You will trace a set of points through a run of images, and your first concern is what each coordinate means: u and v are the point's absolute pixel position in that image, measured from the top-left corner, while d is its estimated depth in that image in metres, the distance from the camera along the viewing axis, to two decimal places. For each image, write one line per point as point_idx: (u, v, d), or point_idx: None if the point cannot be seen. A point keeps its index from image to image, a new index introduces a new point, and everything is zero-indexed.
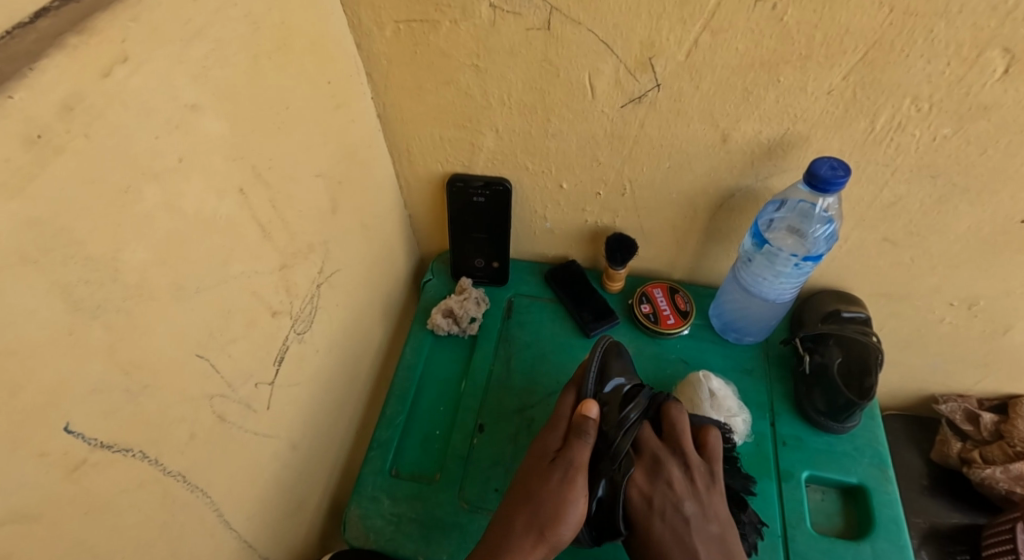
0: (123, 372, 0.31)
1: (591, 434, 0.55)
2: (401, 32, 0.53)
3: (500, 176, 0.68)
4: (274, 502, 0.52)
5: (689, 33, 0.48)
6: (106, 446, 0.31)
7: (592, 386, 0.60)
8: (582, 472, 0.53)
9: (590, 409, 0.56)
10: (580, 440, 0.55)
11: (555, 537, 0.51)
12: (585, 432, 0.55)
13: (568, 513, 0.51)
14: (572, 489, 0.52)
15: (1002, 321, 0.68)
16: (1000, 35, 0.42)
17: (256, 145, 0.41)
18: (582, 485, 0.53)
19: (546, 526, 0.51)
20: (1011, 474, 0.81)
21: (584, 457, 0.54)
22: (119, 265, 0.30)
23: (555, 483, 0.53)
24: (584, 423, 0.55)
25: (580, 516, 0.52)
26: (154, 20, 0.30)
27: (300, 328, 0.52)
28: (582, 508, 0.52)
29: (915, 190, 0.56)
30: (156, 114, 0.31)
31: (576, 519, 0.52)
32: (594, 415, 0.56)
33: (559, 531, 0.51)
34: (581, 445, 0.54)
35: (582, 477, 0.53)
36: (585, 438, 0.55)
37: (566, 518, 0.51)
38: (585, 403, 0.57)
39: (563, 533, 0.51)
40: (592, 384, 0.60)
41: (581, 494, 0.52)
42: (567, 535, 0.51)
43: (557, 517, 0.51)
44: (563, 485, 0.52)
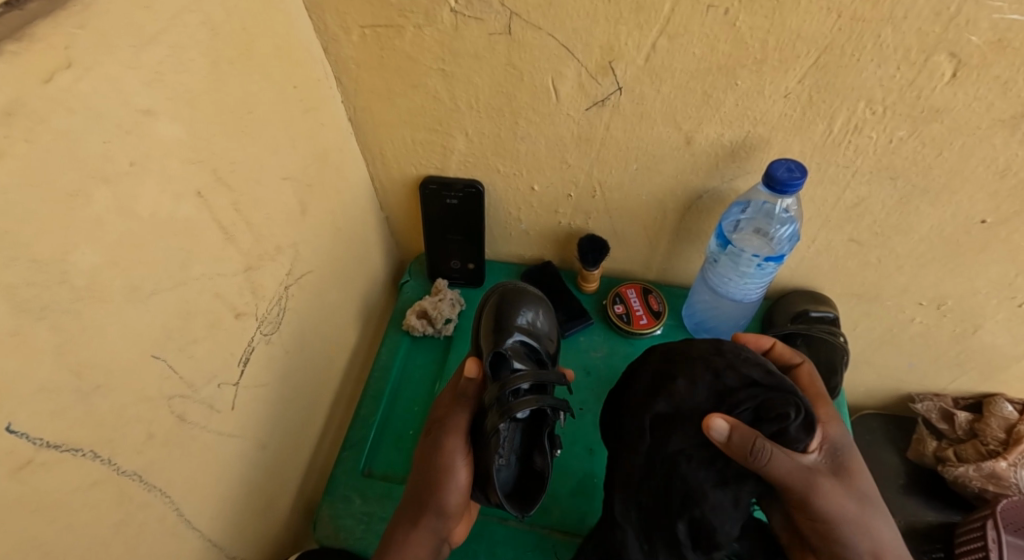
0: (74, 373, 0.32)
1: (471, 399, 0.56)
2: (368, 37, 0.54)
3: (472, 179, 0.68)
4: (241, 501, 0.52)
5: (646, 38, 0.49)
6: (54, 446, 0.31)
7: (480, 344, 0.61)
8: (456, 436, 0.53)
9: (469, 371, 0.56)
10: (459, 403, 0.56)
11: (438, 505, 0.52)
12: (463, 396, 0.56)
13: (447, 482, 0.52)
14: (444, 454, 0.53)
15: (972, 320, 0.69)
16: (946, 40, 0.43)
17: (217, 148, 0.42)
18: (456, 450, 0.53)
19: (425, 497, 0.52)
20: (984, 472, 0.81)
21: (456, 420, 0.54)
22: (67, 266, 0.30)
23: (431, 452, 0.54)
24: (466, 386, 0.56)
25: (462, 482, 0.53)
26: (103, 27, 0.31)
27: (268, 329, 0.53)
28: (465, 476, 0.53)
29: (876, 192, 0.57)
30: (105, 119, 0.32)
31: (460, 486, 0.52)
32: (474, 373, 0.56)
33: (441, 499, 0.52)
34: (457, 409, 0.55)
35: (457, 441, 0.53)
36: (462, 402, 0.56)
37: (444, 486, 0.52)
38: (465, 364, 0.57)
39: (448, 500, 0.52)
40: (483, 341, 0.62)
41: (457, 459, 0.53)
42: (454, 501, 0.52)
43: (436, 483, 0.52)
44: (438, 455, 0.53)
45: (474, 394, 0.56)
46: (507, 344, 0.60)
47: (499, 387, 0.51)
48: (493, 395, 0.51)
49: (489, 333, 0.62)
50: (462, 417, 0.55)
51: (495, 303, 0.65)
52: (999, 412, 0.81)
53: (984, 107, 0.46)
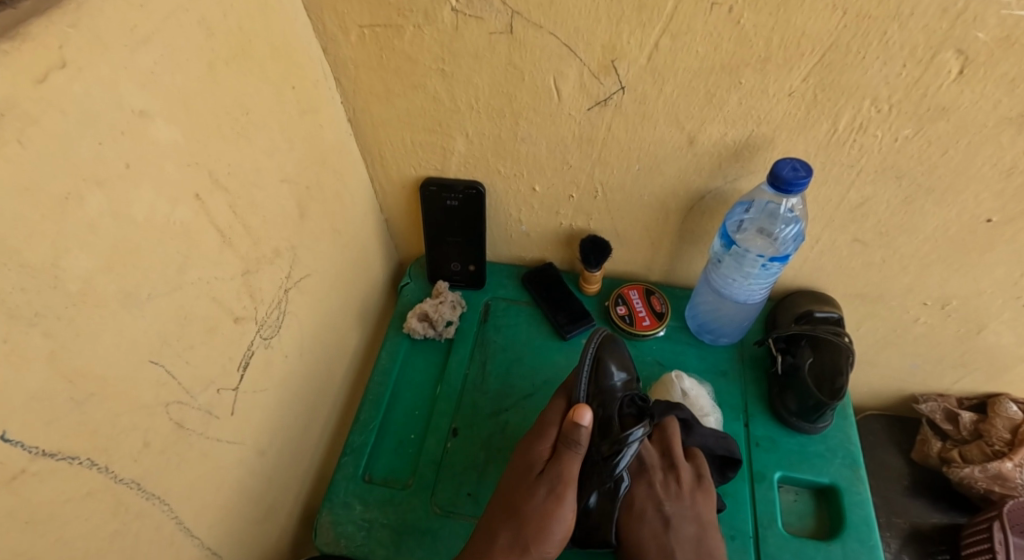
0: (67, 380, 0.31)
1: (582, 446, 0.54)
2: (366, 37, 0.53)
3: (473, 180, 0.68)
4: (240, 509, 0.51)
5: (648, 36, 0.48)
6: (48, 455, 0.30)
7: (584, 392, 0.59)
8: (570, 487, 0.54)
9: (581, 418, 0.53)
10: (571, 452, 0.54)
11: (540, 553, 0.52)
12: (575, 444, 0.54)
13: (554, 531, 0.53)
14: (560, 504, 0.53)
15: (977, 321, 0.68)
16: (952, 37, 0.42)
17: (214, 149, 0.41)
18: (570, 500, 0.54)
19: (530, 543, 0.52)
20: (989, 474, 0.81)
21: (573, 470, 0.54)
22: (59, 271, 0.30)
23: (541, 497, 0.54)
24: (575, 434, 0.53)
25: (564, 532, 0.53)
26: (96, 25, 0.30)
27: (266, 334, 0.52)
28: (566, 526, 0.53)
29: (882, 192, 0.56)
30: (100, 120, 0.31)
31: (560, 536, 0.53)
32: (586, 422, 0.53)
33: (544, 548, 0.52)
34: (572, 458, 0.54)
35: (571, 491, 0.54)
36: (574, 450, 0.54)
37: (550, 536, 0.52)
38: (576, 410, 0.54)
39: (546, 550, 0.53)
40: (585, 387, 0.60)
41: (567, 509, 0.53)
42: (552, 551, 0.53)
43: (544, 532, 0.52)
44: (549, 501, 0.53)
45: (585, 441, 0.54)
46: (619, 400, 0.59)
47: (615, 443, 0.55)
48: (607, 448, 0.55)
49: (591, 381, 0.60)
50: (575, 464, 0.54)
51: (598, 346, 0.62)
52: (1004, 412, 0.80)
53: (990, 105, 0.46)
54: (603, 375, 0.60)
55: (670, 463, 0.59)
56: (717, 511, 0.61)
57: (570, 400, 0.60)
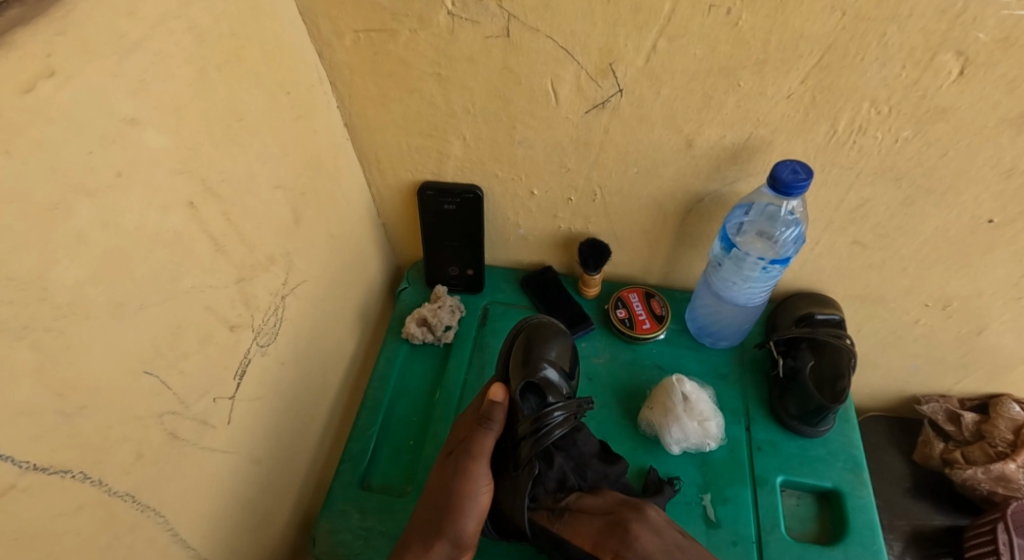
0: (57, 394, 0.31)
1: (495, 422, 0.54)
2: (360, 41, 0.53)
3: (470, 184, 0.67)
4: (235, 518, 0.51)
5: (644, 39, 0.48)
6: (40, 469, 0.30)
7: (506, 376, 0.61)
8: (480, 461, 0.53)
9: (496, 396, 0.55)
10: (483, 428, 0.54)
11: (454, 530, 0.50)
12: (489, 421, 0.54)
13: (467, 507, 0.51)
14: (469, 479, 0.52)
15: (978, 322, 0.68)
16: (951, 38, 0.42)
17: (207, 157, 0.41)
18: (480, 477, 0.52)
19: (443, 521, 0.50)
20: (993, 474, 0.80)
21: (484, 445, 0.53)
22: (48, 283, 0.29)
23: (451, 473, 0.53)
24: (490, 410, 0.54)
25: (480, 509, 0.52)
26: (84, 32, 0.30)
27: (263, 341, 0.52)
28: (480, 502, 0.52)
29: (882, 193, 0.56)
30: (89, 129, 0.31)
31: (476, 512, 0.51)
32: (501, 399, 0.55)
33: (460, 525, 0.50)
34: (483, 435, 0.54)
35: (481, 467, 0.53)
36: (487, 427, 0.54)
37: (463, 513, 0.51)
38: (491, 389, 0.56)
39: (465, 526, 0.50)
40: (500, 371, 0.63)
41: (479, 486, 0.52)
42: (470, 528, 0.51)
43: (457, 507, 0.51)
44: (457, 476, 0.52)
45: (500, 419, 0.55)
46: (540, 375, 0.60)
47: (532, 421, 0.54)
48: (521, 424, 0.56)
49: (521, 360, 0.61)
50: (486, 440, 0.54)
51: (529, 330, 0.64)
52: (1006, 413, 0.80)
53: (991, 106, 0.45)
54: (532, 357, 0.61)
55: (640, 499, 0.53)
56: (719, 516, 0.60)
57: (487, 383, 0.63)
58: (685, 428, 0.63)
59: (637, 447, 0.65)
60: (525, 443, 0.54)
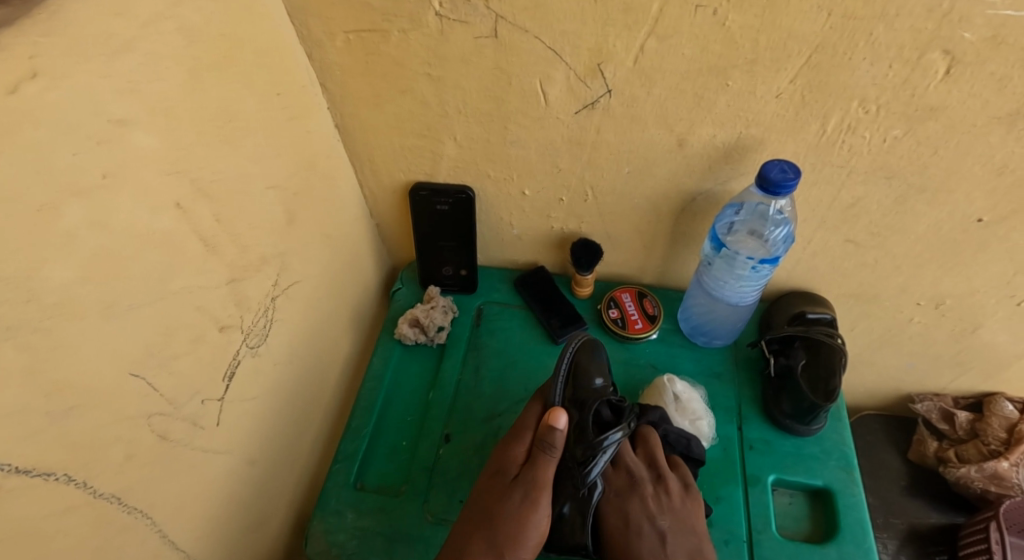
0: (45, 395, 0.31)
1: (555, 450, 0.53)
2: (352, 42, 0.53)
3: (462, 185, 0.67)
4: (228, 519, 0.51)
5: (635, 39, 0.48)
6: (24, 471, 0.30)
7: (560, 394, 0.58)
8: (544, 492, 0.53)
9: (556, 422, 0.53)
10: (545, 457, 0.53)
11: (516, 558, 0.51)
12: (550, 448, 0.53)
13: (529, 536, 0.52)
14: (534, 509, 0.52)
15: (971, 320, 0.68)
16: (939, 37, 0.42)
17: (197, 159, 0.41)
18: (543, 505, 0.53)
19: (504, 548, 0.51)
20: (986, 473, 0.80)
21: (546, 476, 0.53)
22: (35, 284, 0.29)
23: (516, 501, 0.53)
24: (550, 438, 0.53)
25: (538, 537, 0.52)
26: (71, 33, 0.30)
27: (254, 342, 0.52)
28: (541, 529, 0.52)
29: (873, 192, 0.56)
30: (76, 129, 0.31)
31: (535, 540, 0.52)
32: (560, 426, 0.53)
33: (520, 552, 0.51)
34: (547, 463, 0.53)
35: (544, 496, 0.53)
36: (549, 454, 0.53)
37: (525, 542, 0.51)
38: (552, 413, 0.54)
39: (522, 554, 0.51)
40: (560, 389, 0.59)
41: (540, 515, 0.52)
42: (527, 555, 0.52)
43: (519, 536, 0.51)
44: (523, 506, 0.52)
45: (560, 445, 0.53)
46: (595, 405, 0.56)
47: (589, 447, 0.55)
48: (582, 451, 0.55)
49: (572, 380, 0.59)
50: (549, 469, 0.53)
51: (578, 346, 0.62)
52: (1000, 412, 0.81)
53: (980, 105, 0.46)
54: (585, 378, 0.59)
55: (658, 474, 0.58)
56: (711, 515, 0.60)
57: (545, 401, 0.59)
58: (676, 427, 0.63)
59: None
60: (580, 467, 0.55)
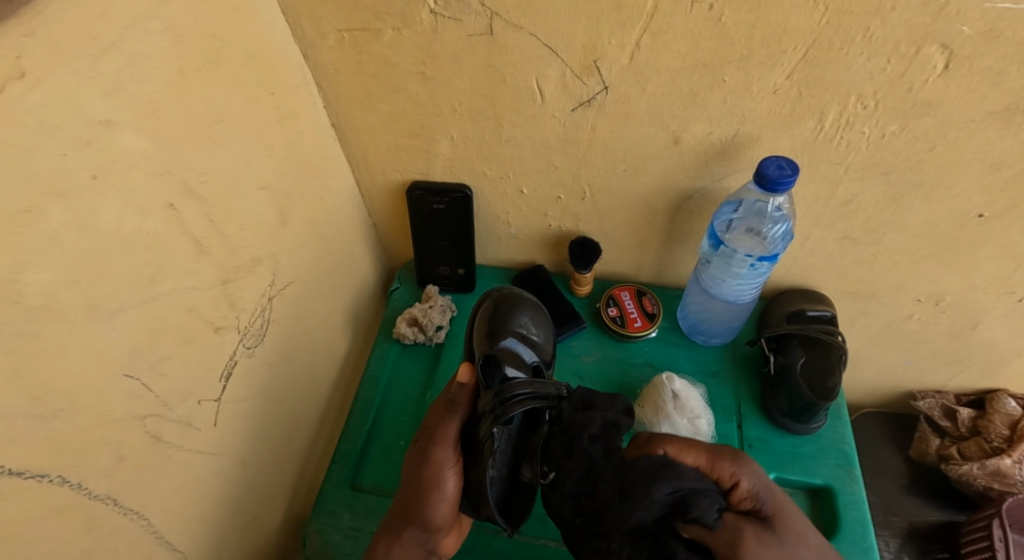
0: (32, 398, 0.30)
1: (461, 405, 0.51)
2: (344, 41, 0.53)
3: (459, 183, 0.67)
4: (223, 520, 0.51)
5: (628, 35, 0.48)
6: (14, 474, 0.30)
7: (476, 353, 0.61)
8: (446, 447, 0.49)
9: (461, 375, 0.52)
10: (449, 412, 0.51)
11: (424, 518, 0.50)
12: (455, 404, 0.52)
13: (434, 495, 0.49)
14: (433, 467, 0.49)
15: (971, 316, 0.67)
16: (935, 31, 0.42)
17: (185, 159, 0.41)
18: (444, 463, 0.49)
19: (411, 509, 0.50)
20: (988, 470, 0.79)
21: (449, 430, 0.50)
22: (22, 286, 0.29)
23: (416, 461, 0.51)
24: (455, 394, 0.52)
25: (447, 497, 0.49)
26: (53, 35, 0.30)
27: (249, 342, 0.51)
28: (451, 490, 0.49)
29: (870, 188, 0.55)
30: (61, 133, 0.31)
31: (447, 499, 0.49)
32: (468, 380, 0.52)
33: (428, 512, 0.49)
34: (449, 419, 0.50)
35: (447, 452, 0.49)
36: (452, 410, 0.51)
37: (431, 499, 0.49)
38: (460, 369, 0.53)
39: (433, 514, 0.49)
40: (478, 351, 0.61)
41: (445, 473, 0.49)
42: (441, 515, 0.50)
43: (425, 496, 0.49)
44: (422, 465, 0.50)
45: (466, 402, 0.52)
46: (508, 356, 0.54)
47: (495, 392, 0.45)
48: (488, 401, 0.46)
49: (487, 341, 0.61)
50: (451, 425, 0.50)
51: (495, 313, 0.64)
52: (1003, 408, 0.80)
53: (977, 99, 0.45)
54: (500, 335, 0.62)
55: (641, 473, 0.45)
56: None
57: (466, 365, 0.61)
58: (675, 426, 0.63)
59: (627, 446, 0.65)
60: (486, 418, 0.45)
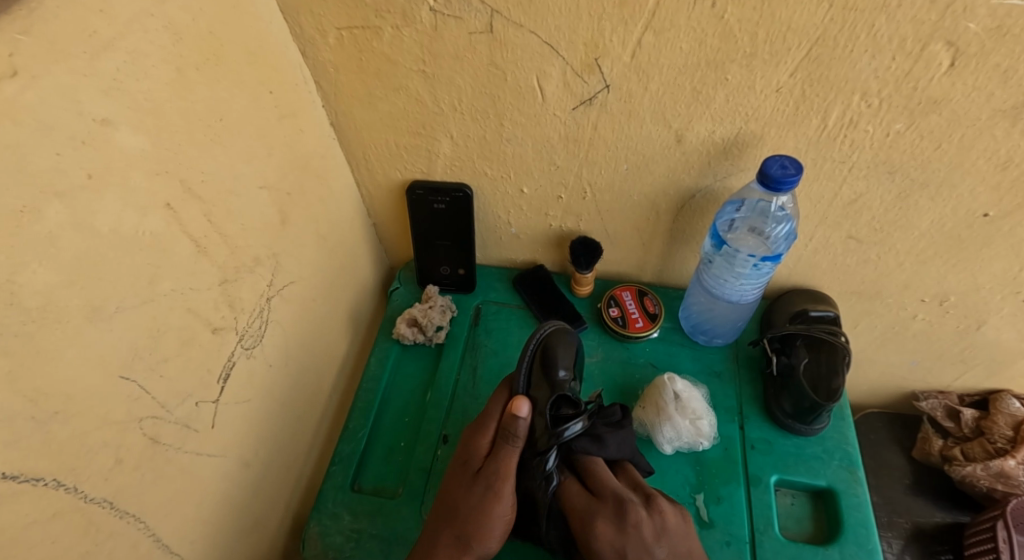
0: (28, 400, 0.30)
1: (519, 438, 0.54)
2: (344, 39, 0.52)
3: (459, 183, 0.67)
4: (223, 522, 0.50)
5: (630, 34, 0.47)
6: (10, 478, 0.29)
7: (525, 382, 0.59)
8: (507, 479, 0.53)
9: (520, 409, 0.54)
10: (508, 445, 0.54)
11: (482, 550, 0.52)
12: (513, 437, 0.54)
13: (494, 526, 0.52)
14: (497, 500, 0.52)
15: (976, 317, 0.67)
16: (942, 29, 0.41)
17: (184, 159, 0.40)
18: (507, 496, 0.53)
19: (471, 541, 0.51)
20: (992, 471, 0.78)
21: (510, 464, 0.54)
22: (18, 287, 0.29)
23: (479, 494, 0.53)
24: (512, 426, 0.54)
25: (504, 527, 0.53)
26: (49, 32, 0.29)
27: (248, 343, 0.51)
28: (506, 520, 0.53)
29: (875, 187, 0.55)
30: (58, 131, 0.30)
31: (502, 530, 0.53)
32: (524, 414, 0.54)
33: (487, 544, 0.52)
34: (509, 451, 0.54)
35: (509, 484, 0.53)
36: (512, 443, 0.54)
37: (490, 532, 0.52)
38: (514, 403, 0.55)
39: (490, 545, 0.52)
40: (524, 379, 0.59)
41: (505, 506, 0.53)
42: (496, 545, 0.53)
43: (486, 529, 0.52)
44: (486, 498, 0.52)
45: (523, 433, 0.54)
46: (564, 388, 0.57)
47: (550, 434, 0.54)
48: (545, 441, 0.54)
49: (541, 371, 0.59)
50: (512, 458, 0.54)
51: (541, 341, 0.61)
52: (1006, 409, 0.79)
53: (984, 98, 0.45)
54: (552, 366, 0.59)
55: (643, 495, 0.53)
56: (713, 516, 0.60)
57: (512, 390, 0.60)
58: (678, 427, 0.62)
59: None
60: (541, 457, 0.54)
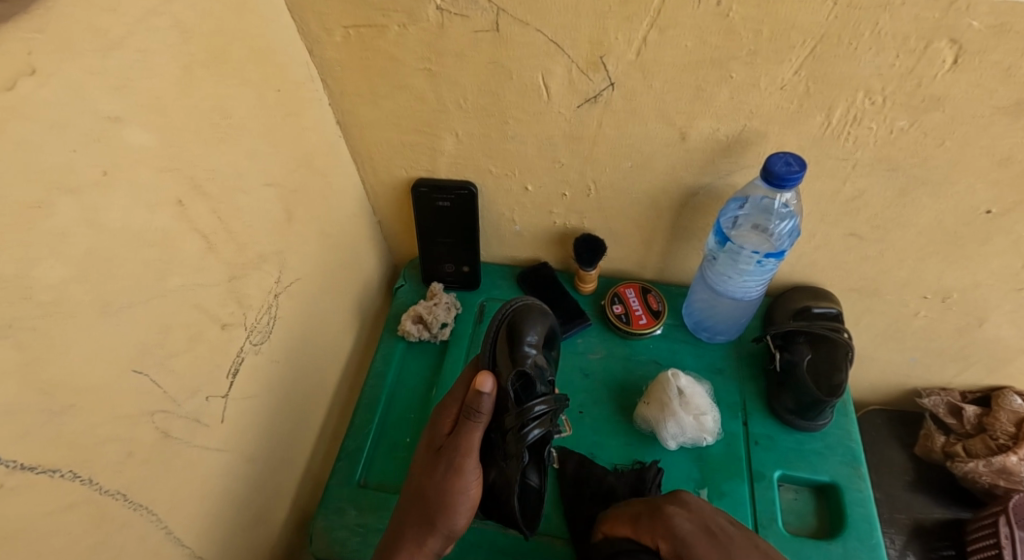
0: (42, 392, 0.30)
1: (483, 414, 0.51)
2: (350, 38, 0.53)
3: (464, 180, 0.67)
4: (230, 516, 0.51)
5: (634, 31, 0.47)
6: (27, 468, 0.30)
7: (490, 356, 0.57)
8: (472, 456, 0.52)
9: (483, 386, 0.50)
10: (472, 421, 0.51)
11: (447, 525, 0.52)
12: (476, 413, 0.51)
13: (459, 502, 0.52)
14: (460, 476, 0.52)
15: (977, 314, 0.67)
16: (944, 26, 0.41)
17: (193, 156, 0.41)
18: (470, 471, 0.52)
19: (435, 518, 0.52)
20: (994, 468, 0.78)
21: (473, 442, 0.52)
22: (32, 282, 0.29)
23: (442, 473, 0.53)
24: (478, 403, 0.51)
25: (470, 503, 0.53)
26: (61, 30, 0.30)
27: (256, 339, 0.51)
28: (471, 496, 0.53)
29: (877, 184, 0.55)
30: (71, 128, 0.31)
31: (467, 507, 0.53)
32: (488, 390, 0.51)
33: (452, 521, 0.52)
34: (472, 428, 0.52)
35: (472, 461, 0.52)
36: (474, 419, 0.51)
37: (455, 507, 0.52)
38: (479, 378, 0.51)
39: (456, 521, 0.53)
40: (490, 354, 0.57)
41: (468, 480, 0.53)
42: (461, 521, 0.53)
43: (449, 505, 0.52)
44: (449, 475, 0.52)
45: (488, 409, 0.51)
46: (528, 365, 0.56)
47: (518, 414, 0.51)
48: (513, 418, 0.52)
49: (506, 347, 0.57)
50: (476, 435, 0.52)
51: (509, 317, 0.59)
52: (1007, 406, 0.79)
53: (985, 94, 0.45)
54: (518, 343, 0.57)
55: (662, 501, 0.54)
56: None
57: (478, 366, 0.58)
58: (681, 423, 0.63)
59: (631, 442, 0.65)
60: (511, 435, 0.52)
